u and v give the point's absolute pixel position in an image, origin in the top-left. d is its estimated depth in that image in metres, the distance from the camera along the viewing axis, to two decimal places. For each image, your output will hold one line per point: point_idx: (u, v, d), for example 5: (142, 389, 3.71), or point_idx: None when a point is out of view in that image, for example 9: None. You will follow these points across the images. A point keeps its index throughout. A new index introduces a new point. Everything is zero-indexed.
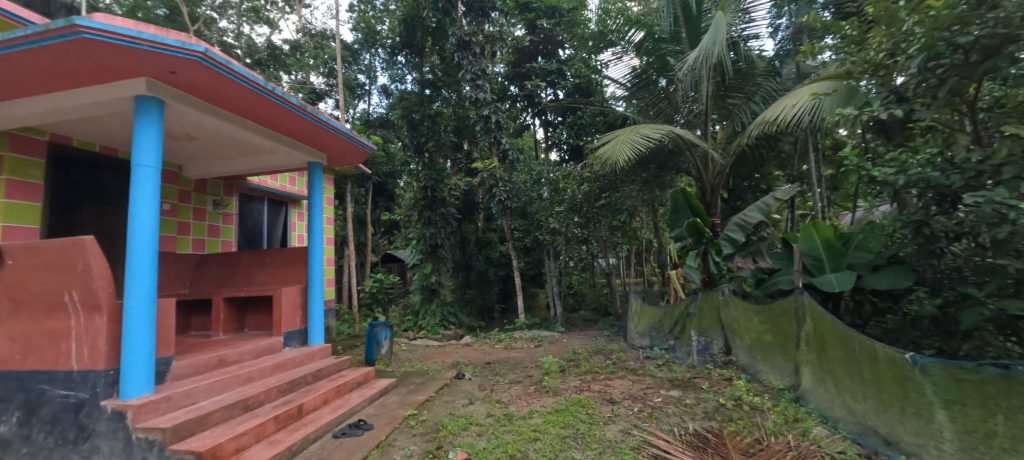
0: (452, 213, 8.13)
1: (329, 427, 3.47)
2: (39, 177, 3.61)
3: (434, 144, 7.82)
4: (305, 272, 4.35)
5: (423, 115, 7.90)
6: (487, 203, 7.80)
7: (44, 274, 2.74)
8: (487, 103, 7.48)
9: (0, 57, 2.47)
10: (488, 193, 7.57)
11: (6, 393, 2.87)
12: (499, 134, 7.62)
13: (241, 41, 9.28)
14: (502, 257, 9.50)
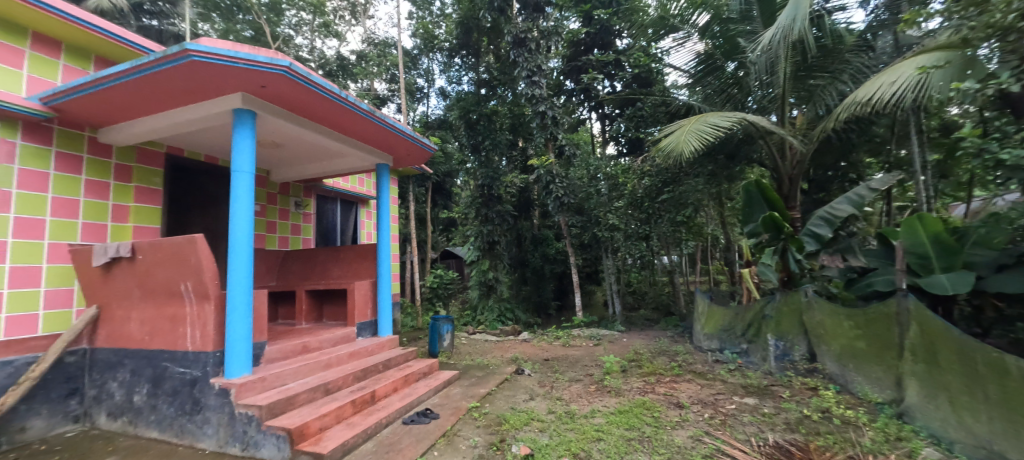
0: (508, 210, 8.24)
1: (398, 414, 3.67)
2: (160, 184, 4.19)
3: (491, 143, 8.07)
4: (374, 268, 4.61)
5: (480, 114, 8.17)
6: (543, 200, 7.83)
7: (165, 267, 3.16)
8: (543, 99, 7.44)
9: (132, 81, 2.90)
10: (545, 190, 7.61)
11: (138, 368, 3.35)
12: (556, 130, 7.60)
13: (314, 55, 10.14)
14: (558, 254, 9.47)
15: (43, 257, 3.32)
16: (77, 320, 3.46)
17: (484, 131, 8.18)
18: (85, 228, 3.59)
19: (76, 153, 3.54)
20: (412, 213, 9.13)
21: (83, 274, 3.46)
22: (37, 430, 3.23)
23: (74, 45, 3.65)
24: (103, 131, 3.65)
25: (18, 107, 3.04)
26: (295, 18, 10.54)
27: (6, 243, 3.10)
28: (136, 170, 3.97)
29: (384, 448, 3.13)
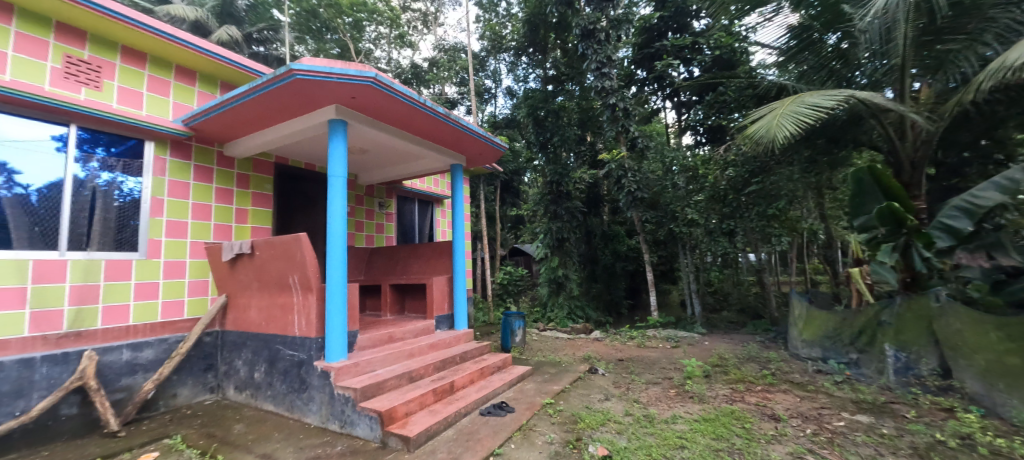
0: (578, 207, 8.14)
1: (476, 405, 3.80)
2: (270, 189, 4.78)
3: (559, 138, 8.11)
4: (450, 264, 4.82)
5: (548, 110, 8.16)
6: (615, 195, 7.64)
7: (277, 261, 3.60)
8: (613, 91, 7.18)
9: (251, 101, 3.36)
10: (617, 186, 7.41)
11: (257, 349, 3.86)
12: (628, 122, 7.28)
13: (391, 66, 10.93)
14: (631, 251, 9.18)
15: (186, 253, 3.98)
16: (211, 306, 4.07)
17: (552, 128, 8.16)
18: (215, 229, 4.22)
19: (208, 166, 4.17)
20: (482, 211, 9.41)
21: (215, 268, 4.08)
22: (184, 397, 3.88)
23: (207, 74, 4.30)
24: (228, 146, 4.26)
25: (163, 128, 3.67)
26: (374, 33, 11.45)
27: (160, 241, 3.79)
28: (252, 178, 4.56)
29: (464, 436, 3.26)
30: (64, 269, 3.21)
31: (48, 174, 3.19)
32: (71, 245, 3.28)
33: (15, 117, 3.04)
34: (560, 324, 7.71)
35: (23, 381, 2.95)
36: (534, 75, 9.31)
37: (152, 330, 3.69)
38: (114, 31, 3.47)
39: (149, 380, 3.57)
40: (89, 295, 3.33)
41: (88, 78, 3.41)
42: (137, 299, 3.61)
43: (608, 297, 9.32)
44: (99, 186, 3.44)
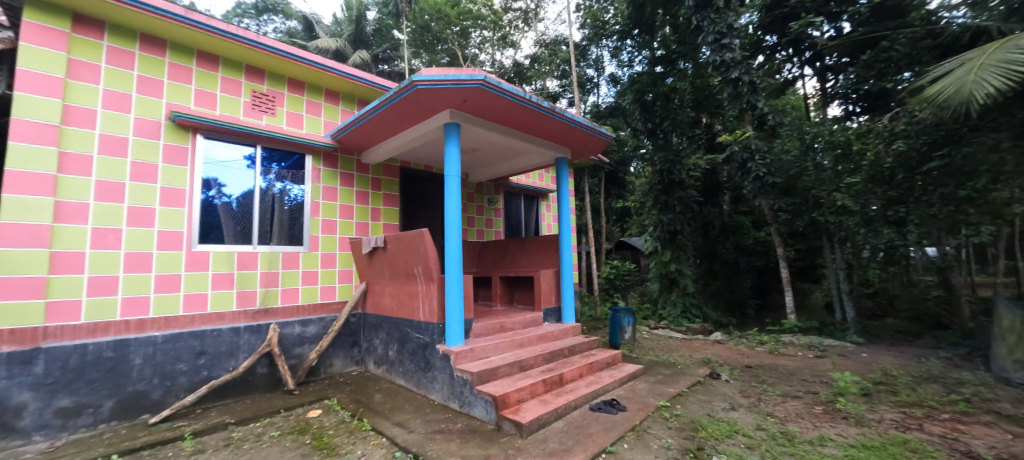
0: (694, 196, 7.48)
1: (585, 400, 3.77)
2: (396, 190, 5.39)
3: (671, 123, 7.52)
4: (556, 258, 4.86)
5: (657, 94, 7.56)
6: (739, 181, 6.83)
7: (404, 254, 4.04)
8: (736, 63, 6.38)
9: (382, 114, 3.83)
10: (742, 171, 6.60)
11: (391, 331, 4.42)
12: (755, 97, 6.44)
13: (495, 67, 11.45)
14: (757, 245, 8.46)
15: (336, 246, 4.73)
16: (355, 292, 4.76)
17: (661, 112, 7.61)
18: (356, 226, 4.91)
19: (350, 172, 4.88)
20: (586, 204, 9.27)
21: (357, 259, 4.77)
22: (337, 366, 4.64)
23: (349, 94, 5.00)
24: (364, 154, 4.93)
25: (316, 143, 4.40)
26: (479, 38, 12.36)
27: (318, 237, 4.57)
28: (382, 181, 5.20)
29: (575, 429, 3.26)
30: (257, 259, 4.09)
31: (243, 185, 4.07)
32: (261, 240, 4.16)
33: (222, 143, 3.99)
34: (674, 323, 7.19)
35: (232, 344, 3.87)
36: (639, 57, 8.53)
37: (315, 309, 4.48)
38: (283, 67, 4.28)
39: (313, 350, 4.36)
40: (273, 280, 4.19)
41: (267, 107, 4.29)
42: (304, 284, 4.42)
43: (729, 296, 8.49)
44: (276, 193, 4.29)
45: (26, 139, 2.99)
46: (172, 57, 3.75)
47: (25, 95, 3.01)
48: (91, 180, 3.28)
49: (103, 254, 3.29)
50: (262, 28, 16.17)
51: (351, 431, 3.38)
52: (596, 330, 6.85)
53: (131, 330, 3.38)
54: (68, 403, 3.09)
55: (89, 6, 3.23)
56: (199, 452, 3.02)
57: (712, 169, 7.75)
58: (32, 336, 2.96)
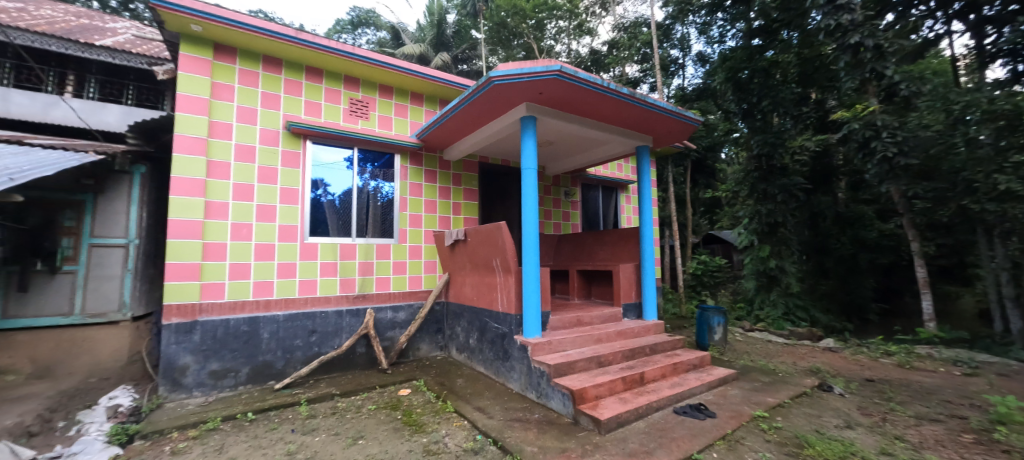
0: (800, 183, 6.58)
1: (669, 402, 3.55)
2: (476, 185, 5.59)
3: (771, 103, 6.51)
4: (637, 251, 4.66)
5: (754, 70, 6.55)
6: (860, 165, 5.88)
7: (482, 246, 4.18)
8: (858, 25, 5.23)
9: (462, 111, 3.99)
10: (863, 152, 5.66)
11: (471, 320, 4.61)
12: (883, 63, 5.27)
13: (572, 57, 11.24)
14: (883, 238, 7.26)
15: (422, 239, 5.07)
16: (439, 282, 5.06)
17: (760, 90, 6.57)
18: (440, 220, 5.21)
19: (433, 169, 5.18)
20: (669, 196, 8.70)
21: (441, 251, 5.06)
22: (424, 350, 4.99)
23: (431, 95, 5.30)
24: (445, 151, 5.18)
25: (404, 142, 4.75)
26: (555, 28, 12.10)
27: (406, 230, 4.93)
28: (463, 177, 5.44)
29: (657, 431, 3.09)
30: (355, 250, 4.55)
31: (343, 184, 4.55)
32: (358, 232, 4.61)
33: (327, 147, 4.49)
34: (773, 326, 6.45)
35: (337, 325, 4.36)
36: (734, 30, 7.22)
37: (405, 297, 4.85)
38: (374, 74, 4.67)
39: (402, 334, 4.73)
40: (369, 269, 4.62)
41: (362, 111, 4.72)
42: (394, 274, 4.80)
43: (846, 298, 7.43)
44: (370, 191, 4.72)
45: (185, 150, 3.66)
46: (287, 73, 4.31)
47: (184, 115, 3.69)
48: (230, 183, 3.91)
49: (239, 244, 3.91)
50: (357, 41, 17.82)
51: (436, 411, 3.60)
52: (682, 329, 6.42)
53: (261, 309, 3.98)
54: (217, 367, 3.75)
55: (225, 37, 3.84)
56: (311, 416, 3.47)
57: (823, 152, 6.80)
58: (191, 311, 3.64)
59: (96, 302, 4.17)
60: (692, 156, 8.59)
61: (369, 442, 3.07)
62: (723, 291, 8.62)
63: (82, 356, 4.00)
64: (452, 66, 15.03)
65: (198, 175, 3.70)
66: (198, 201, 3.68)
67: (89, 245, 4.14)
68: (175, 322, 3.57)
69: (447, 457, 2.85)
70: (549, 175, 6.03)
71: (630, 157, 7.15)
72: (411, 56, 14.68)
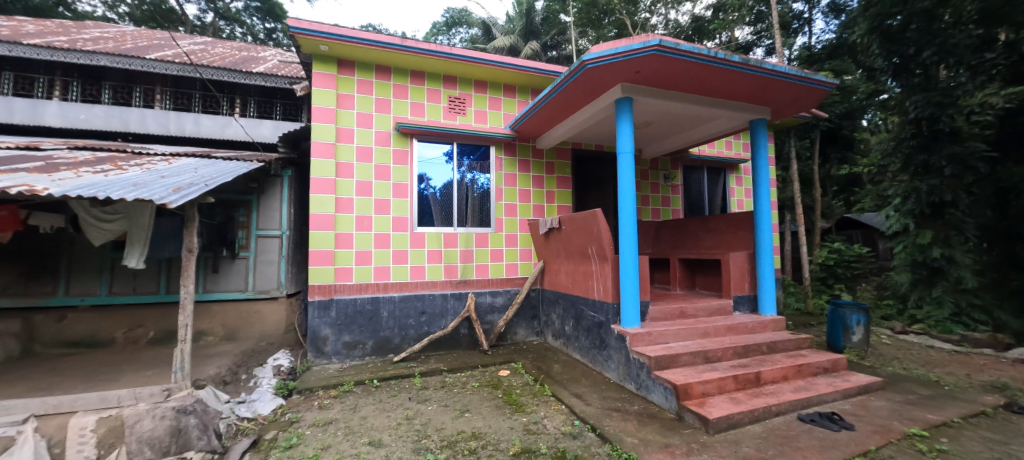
0: (982, 150, 5.17)
1: (792, 407, 3.12)
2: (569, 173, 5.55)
3: (935, 52, 5.04)
4: (752, 239, 4.24)
5: (909, 14, 5.09)
6: None
7: (577, 234, 4.14)
8: None
9: (555, 99, 3.97)
10: None
11: (567, 306, 4.65)
12: None
13: (669, 27, 10.29)
14: None
15: (517, 228, 5.23)
16: (534, 269, 5.19)
17: (918, 39, 5.14)
18: (534, 208, 5.32)
19: (526, 159, 5.29)
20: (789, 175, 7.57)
21: (535, 239, 5.17)
22: (521, 335, 5.19)
23: (523, 85, 5.37)
24: (538, 140, 5.24)
25: (498, 134, 4.91)
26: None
27: (502, 219, 5.14)
28: (555, 165, 5.45)
29: (776, 438, 2.74)
30: (457, 239, 4.89)
31: (443, 177, 4.90)
32: (459, 222, 4.94)
33: (429, 144, 4.86)
34: (936, 329, 5.27)
35: (442, 307, 4.76)
36: None
37: (503, 283, 5.08)
38: (470, 71, 4.90)
39: (501, 319, 4.97)
40: (469, 256, 4.93)
41: (459, 108, 5.00)
42: (492, 261, 5.05)
43: None
44: (468, 183, 5.00)
45: (319, 155, 4.30)
46: (395, 79, 4.74)
47: (317, 124, 4.32)
48: (353, 180, 4.48)
49: (362, 234, 4.48)
50: (452, 40, 18.78)
51: (534, 394, 3.72)
52: (807, 328, 5.60)
53: (381, 290, 4.52)
54: (349, 339, 4.38)
55: (345, 52, 4.37)
56: (423, 388, 3.86)
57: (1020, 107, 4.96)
58: (328, 291, 4.30)
59: (263, 281, 5.08)
60: (820, 128, 7.25)
61: (474, 415, 3.32)
62: (862, 285, 7.27)
63: (255, 323, 5.03)
64: (542, 54, 14.95)
65: (329, 175, 4.31)
66: (329, 197, 4.30)
67: (256, 236, 5.07)
68: (317, 299, 4.26)
69: (546, 438, 2.94)
70: (647, 159, 5.90)
71: (740, 134, 6.51)
72: (502, 48, 14.95)
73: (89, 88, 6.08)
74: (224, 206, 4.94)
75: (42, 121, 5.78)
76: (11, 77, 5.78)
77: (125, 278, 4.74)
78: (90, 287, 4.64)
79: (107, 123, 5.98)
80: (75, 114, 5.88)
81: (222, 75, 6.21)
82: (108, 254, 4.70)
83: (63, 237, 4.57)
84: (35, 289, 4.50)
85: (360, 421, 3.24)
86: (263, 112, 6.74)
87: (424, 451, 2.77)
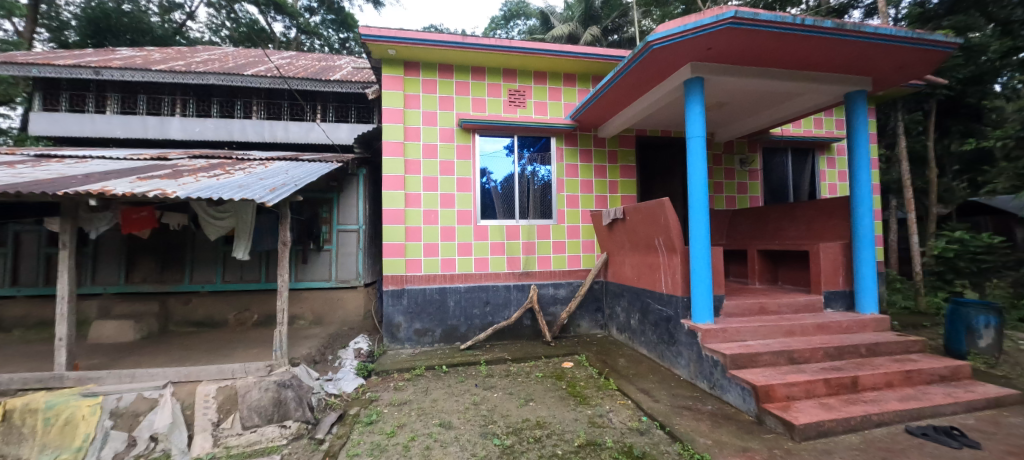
0: None
1: (900, 418, 2.73)
2: (633, 161, 5.35)
3: None
4: (849, 227, 3.80)
5: None
6: None
7: (643, 224, 3.98)
8: None
9: (618, 84, 3.83)
10: None
11: (632, 300, 4.52)
12: None
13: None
14: None
15: (579, 219, 5.17)
16: (597, 261, 5.10)
17: None
18: (596, 199, 5.22)
19: (588, 148, 5.19)
20: (895, 154, 6.57)
21: (598, 231, 5.08)
22: (584, 327, 5.15)
23: (584, 74, 5.26)
24: (600, 129, 5.12)
25: (558, 125, 4.87)
26: None
27: (564, 211, 5.11)
28: (618, 153, 5.29)
29: (878, 450, 2.41)
30: (519, 231, 4.95)
31: (504, 171, 4.98)
32: (520, 214, 5.01)
33: (490, 138, 4.96)
34: None
35: (506, 298, 4.87)
36: None
37: (565, 275, 5.06)
38: (530, 63, 4.90)
39: (563, 310, 4.97)
40: (531, 248, 4.98)
41: (519, 101, 5.03)
42: (555, 253, 5.05)
43: None
44: (529, 175, 5.04)
45: (389, 154, 4.58)
46: (457, 76, 4.89)
47: (387, 124, 4.60)
48: (420, 177, 4.72)
49: (429, 227, 4.72)
50: (510, 33, 18.83)
51: (599, 387, 3.68)
52: (918, 330, 4.87)
53: (448, 281, 4.73)
54: (420, 326, 4.66)
55: (411, 54, 4.58)
56: (489, 375, 4.00)
57: None
58: (401, 281, 4.60)
59: (344, 271, 5.56)
60: (937, 98, 6.16)
61: (538, 405, 3.36)
62: None
63: (338, 310, 5.54)
64: (603, 39, 14.36)
65: (399, 172, 4.59)
66: (400, 194, 4.58)
67: (338, 230, 5.56)
68: (390, 289, 4.58)
69: (612, 431, 2.90)
70: (720, 142, 5.56)
71: (832, 110, 5.81)
72: (560, 37, 14.59)
73: (202, 104, 7.02)
74: (311, 204, 5.49)
75: (168, 135, 6.79)
76: (144, 99, 6.85)
77: (233, 268, 5.46)
78: (208, 275, 5.42)
79: (216, 133, 6.89)
80: (192, 128, 6.85)
81: (306, 85, 6.83)
82: (220, 247, 5.44)
83: (186, 233, 5.37)
84: (168, 277, 5.37)
85: (431, 403, 3.44)
86: (340, 116, 7.34)
87: (491, 436, 2.88)
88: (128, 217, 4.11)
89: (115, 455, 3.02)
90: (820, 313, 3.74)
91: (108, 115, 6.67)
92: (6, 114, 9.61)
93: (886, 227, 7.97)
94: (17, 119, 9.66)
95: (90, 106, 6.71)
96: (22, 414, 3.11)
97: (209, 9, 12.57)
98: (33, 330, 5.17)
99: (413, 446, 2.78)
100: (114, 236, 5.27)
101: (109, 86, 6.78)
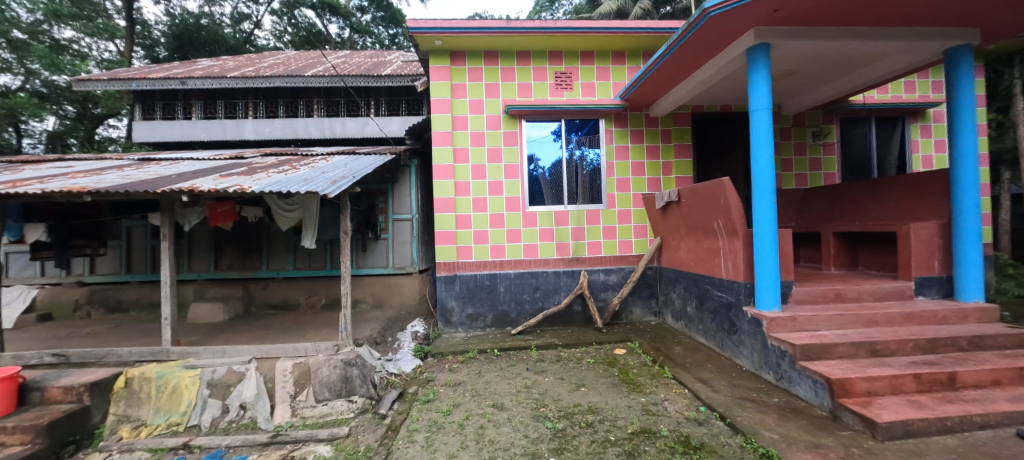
0: None
1: (1009, 421, 2.38)
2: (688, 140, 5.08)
3: None
4: (947, 204, 3.35)
5: None
6: None
7: (701, 207, 3.77)
8: None
9: (672, 57, 3.61)
10: None
11: (688, 286, 4.34)
12: None
13: None
14: None
15: (631, 203, 5.01)
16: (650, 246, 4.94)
17: None
18: (649, 181, 5.03)
19: (639, 129, 5.00)
20: (1011, 117, 5.61)
21: (651, 215, 4.90)
22: (637, 314, 5.04)
23: (633, 50, 5.03)
24: (651, 108, 4.91)
25: (608, 107, 4.73)
26: None
27: (614, 195, 4.99)
28: (673, 132, 5.04)
29: (980, 454, 2.13)
30: (568, 216, 4.92)
31: (552, 156, 4.94)
32: (569, 200, 4.97)
33: (537, 124, 4.93)
34: None
35: (556, 284, 4.87)
36: None
37: (616, 261, 4.96)
38: (576, 43, 4.78)
39: (615, 296, 4.88)
40: (581, 233, 4.93)
41: (567, 83, 4.94)
42: (605, 238, 4.96)
43: None
44: (578, 160, 4.96)
45: (438, 144, 4.72)
46: (502, 62, 4.89)
47: (436, 115, 4.73)
48: (469, 165, 4.82)
49: (479, 215, 4.82)
50: (555, 15, 18.40)
51: (653, 375, 3.59)
52: None
53: (498, 267, 4.83)
54: (472, 311, 4.80)
55: (457, 43, 4.64)
56: (540, 360, 4.05)
57: None
58: (452, 267, 4.77)
59: (400, 258, 5.86)
60: None
61: (590, 390, 3.35)
62: None
63: (396, 294, 5.85)
64: (655, 12, 13.57)
65: (449, 161, 4.72)
66: (449, 183, 4.73)
67: (393, 219, 5.86)
68: (443, 275, 4.76)
69: (667, 420, 2.83)
70: (788, 115, 5.13)
71: (927, 71, 5.09)
72: (608, 13, 13.85)
73: (270, 105, 7.63)
74: (368, 195, 5.81)
75: (243, 136, 7.47)
76: (222, 104, 7.57)
77: (303, 256, 5.96)
78: (282, 263, 5.96)
79: (283, 132, 7.48)
80: (263, 128, 7.47)
81: (360, 81, 7.17)
82: (291, 237, 5.93)
83: (263, 224, 5.92)
84: (249, 264, 5.98)
85: (484, 385, 3.56)
86: (392, 109, 7.63)
87: (543, 419, 2.93)
88: (215, 211, 4.60)
89: (213, 419, 3.48)
90: (909, 301, 3.34)
91: (194, 121, 7.47)
92: (115, 125, 11.02)
93: (1000, 204, 6.85)
94: (123, 128, 11.10)
95: (179, 113, 7.54)
96: (139, 381, 3.62)
97: (272, 17, 13.49)
98: (145, 310, 6.01)
99: (467, 425, 2.91)
100: (203, 228, 5.95)
101: (193, 94, 7.55)
